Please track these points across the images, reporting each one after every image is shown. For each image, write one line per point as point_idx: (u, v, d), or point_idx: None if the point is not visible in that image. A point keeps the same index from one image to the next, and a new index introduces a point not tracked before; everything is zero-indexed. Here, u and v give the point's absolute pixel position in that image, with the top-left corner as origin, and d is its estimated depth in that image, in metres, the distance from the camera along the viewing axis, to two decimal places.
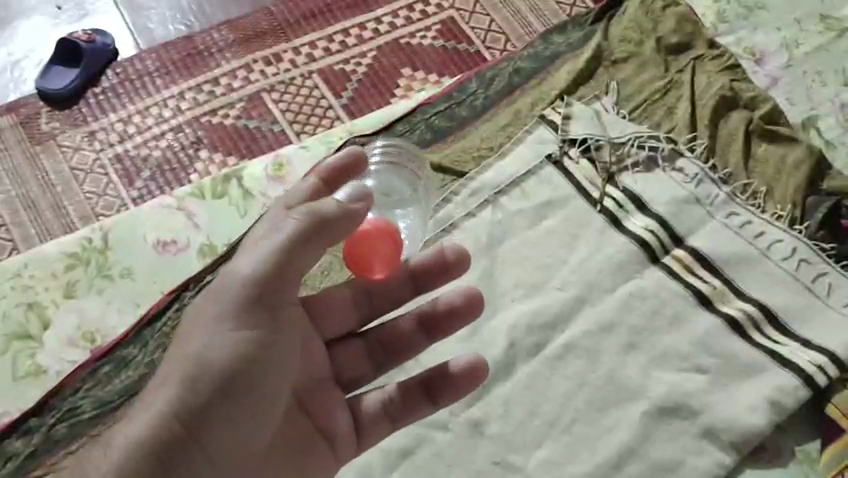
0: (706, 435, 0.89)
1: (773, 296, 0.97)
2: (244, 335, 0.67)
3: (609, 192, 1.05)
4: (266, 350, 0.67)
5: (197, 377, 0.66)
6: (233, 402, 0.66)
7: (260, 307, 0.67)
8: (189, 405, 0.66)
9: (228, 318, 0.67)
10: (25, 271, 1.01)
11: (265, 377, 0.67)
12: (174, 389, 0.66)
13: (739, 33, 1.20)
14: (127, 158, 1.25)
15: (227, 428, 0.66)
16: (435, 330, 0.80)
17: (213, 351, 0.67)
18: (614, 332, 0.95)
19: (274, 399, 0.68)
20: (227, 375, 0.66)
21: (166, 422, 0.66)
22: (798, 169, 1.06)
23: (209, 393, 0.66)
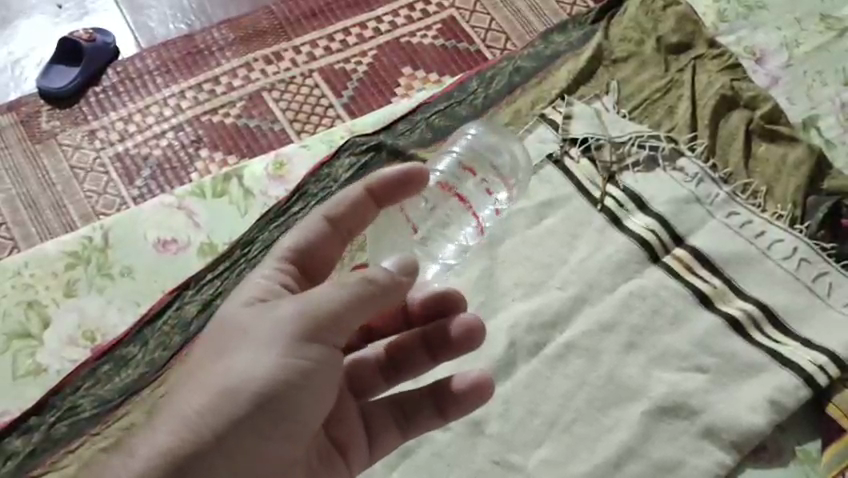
0: (706, 435, 0.89)
1: (773, 296, 0.97)
2: (295, 366, 0.61)
3: (609, 191, 1.05)
4: (312, 386, 0.62)
5: (233, 399, 0.61)
6: (266, 433, 0.61)
7: (312, 343, 0.61)
8: (221, 428, 0.60)
9: (277, 343, 0.61)
10: (25, 270, 1.01)
11: (303, 413, 0.62)
12: (204, 406, 0.61)
13: (739, 33, 1.20)
14: (128, 157, 1.25)
15: (250, 458, 0.61)
16: (441, 352, 0.73)
17: (255, 375, 0.61)
18: (614, 331, 0.95)
19: (301, 432, 0.63)
20: (268, 405, 0.61)
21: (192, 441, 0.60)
22: (798, 168, 1.06)
23: (245, 420, 0.61)
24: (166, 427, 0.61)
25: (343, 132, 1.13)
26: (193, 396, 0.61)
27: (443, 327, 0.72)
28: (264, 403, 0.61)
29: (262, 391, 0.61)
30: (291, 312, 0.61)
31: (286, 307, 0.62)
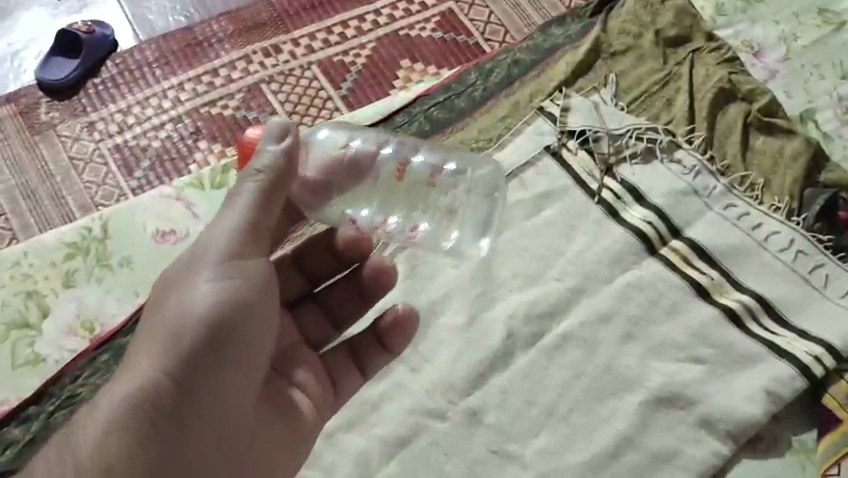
0: (703, 425, 0.89)
1: (770, 288, 0.98)
2: (230, 285, 0.68)
3: (607, 183, 1.06)
4: (246, 311, 0.69)
5: (177, 341, 0.67)
6: (213, 366, 0.68)
7: (238, 260, 0.69)
8: (170, 369, 0.67)
9: (205, 281, 0.68)
10: (25, 261, 1.02)
11: (246, 337, 0.69)
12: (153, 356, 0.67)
13: (737, 26, 1.20)
14: (127, 148, 1.25)
15: (207, 393, 0.67)
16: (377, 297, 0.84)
17: (192, 313, 0.68)
18: (612, 322, 0.96)
19: (252, 354, 0.70)
20: (217, 328, 0.68)
21: (146, 389, 0.66)
22: (795, 161, 1.06)
23: (190, 357, 0.67)
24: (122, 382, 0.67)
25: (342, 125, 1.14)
26: (141, 351, 0.68)
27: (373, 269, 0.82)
28: (206, 335, 0.67)
29: (201, 326, 0.67)
30: (207, 248, 0.69)
31: (203, 248, 0.69)
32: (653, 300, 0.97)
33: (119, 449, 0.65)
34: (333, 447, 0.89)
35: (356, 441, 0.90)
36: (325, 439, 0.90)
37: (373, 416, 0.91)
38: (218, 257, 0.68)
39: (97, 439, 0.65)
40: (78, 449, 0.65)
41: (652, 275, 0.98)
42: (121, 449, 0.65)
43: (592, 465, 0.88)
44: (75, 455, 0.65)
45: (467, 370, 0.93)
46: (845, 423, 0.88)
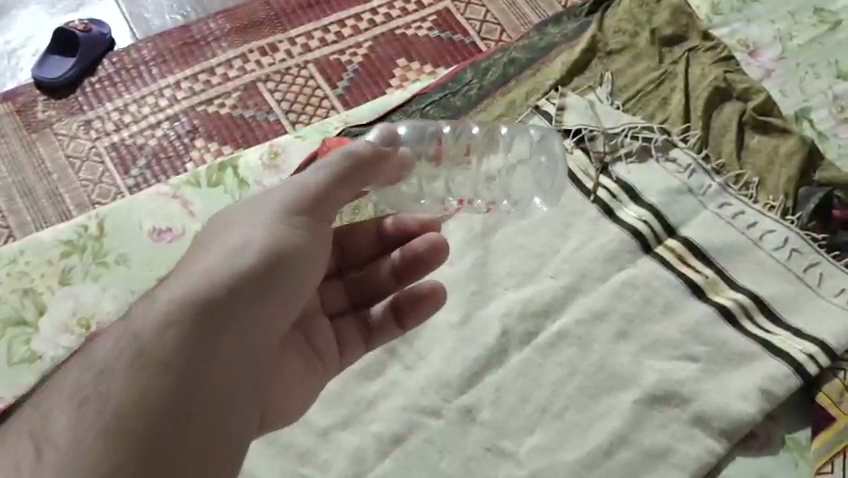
0: (696, 423, 0.90)
1: (764, 286, 0.98)
2: (289, 237, 0.68)
3: (602, 182, 1.06)
4: (303, 255, 0.69)
5: (237, 264, 0.66)
6: (267, 297, 0.67)
7: (301, 217, 0.70)
8: (229, 284, 0.65)
9: (273, 221, 0.69)
10: (21, 260, 1.02)
11: (288, 285, 0.69)
12: (209, 270, 0.66)
13: (733, 25, 1.21)
14: (123, 147, 1.26)
15: (257, 318, 0.66)
16: (406, 275, 0.85)
17: (254, 243, 0.68)
18: (607, 320, 0.96)
19: (288, 305, 0.69)
20: (269, 270, 0.67)
21: (204, 294, 0.64)
22: (790, 159, 1.06)
23: (249, 279, 0.66)
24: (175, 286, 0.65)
25: (338, 123, 1.14)
26: (192, 267, 0.67)
27: (412, 249, 0.84)
28: (267, 265, 0.67)
29: (263, 255, 0.67)
30: (277, 198, 0.70)
31: (271, 198, 0.70)
32: (647, 299, 0.97)
33: (176, 342, 0.62)
34: (329, 445, 0.90)
35: (352, 439, 0.90)
36: (320, 436, 0.90)
37: (369, 414, 0.92)
38: (287, 204, 0.70)
39: (151, 332, 0.62)
40: (131, 336, 0.62)
41: (647, 274, 0.98)
42: (177, 342, 0.62)
43: (586, 463, 0.88)
44: (125, 346, 0.62)
45: (462, 368, 0.94)
46: (838, 421, 0.88)
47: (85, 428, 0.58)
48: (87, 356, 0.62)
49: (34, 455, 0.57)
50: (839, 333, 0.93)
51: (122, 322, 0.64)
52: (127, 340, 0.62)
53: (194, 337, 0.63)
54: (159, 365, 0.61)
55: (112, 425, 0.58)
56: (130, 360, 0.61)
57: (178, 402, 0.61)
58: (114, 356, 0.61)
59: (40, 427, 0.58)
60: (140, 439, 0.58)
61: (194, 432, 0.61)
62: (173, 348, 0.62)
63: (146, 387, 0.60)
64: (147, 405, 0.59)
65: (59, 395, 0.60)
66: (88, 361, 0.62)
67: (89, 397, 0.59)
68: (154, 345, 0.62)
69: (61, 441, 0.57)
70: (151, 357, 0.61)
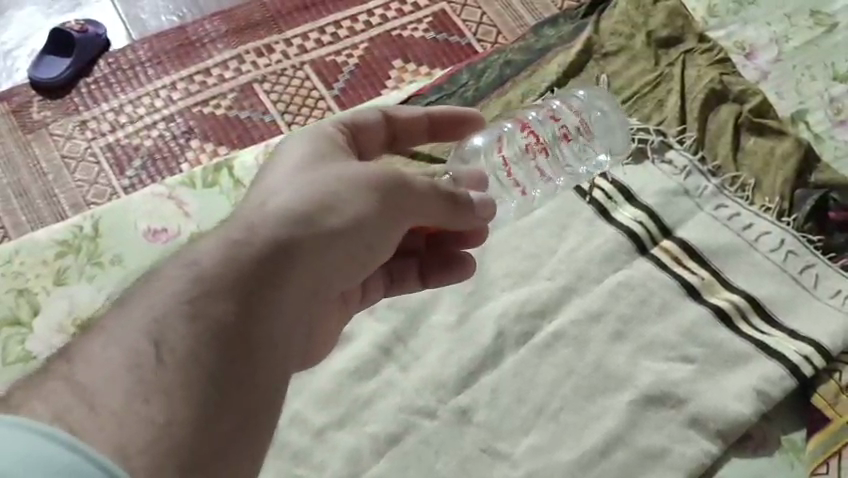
0: (692, 424, 0.89)
1: (759, 286, 0.98)
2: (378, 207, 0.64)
3: (599, 183, 1.05)
4: (386, 225, 0.65)
5: (326, 216, 0.62)
6: (342, 252, 0.63)
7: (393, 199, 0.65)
8: (307, 231, 0.61)
9: (366, 181, 0.64)
10: (15, 259, 1.02)
11: (366, 246, 0.65)
12: (301, 211, 0.61)
13: (728, 27, 1.21)
14: (119, 147, 1.25)
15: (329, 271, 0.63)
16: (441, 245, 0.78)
17: (344, 200, 0.63)
18: (602, 321, 0.96)
19: (357, 266, 0.65)
20: (354, 231, 0.63)
21: (296, 235, 0.60)
22: (787, 160, 1.06)
23: (335, 234, 0.62)
24: (267, 217, 0.60)
25: None
26: (280, 199, 0.62)
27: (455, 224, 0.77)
28: (351, 225, 0.63)
29: (350, 215, 0.63)
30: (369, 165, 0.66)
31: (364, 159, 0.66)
32: (643, 300, 0.97)
33: (270, 280, 0.58)
34: (324, 445, 0.90)
35: (348, 438, 0.90)
36: (316, 436, 0.90)
37: (364, 414, 0.91)
38: (380, 170, 0.65)
39: (247, 261, 0.58)
40: (230, 257, 0.58)
41: (642, 275, 0.98)
42: (269, 282, 0.58)
43: (582, 463, 0.88)
44: (223, 262, 0.57)
45: (457, 367, 0.93)
46: (834, 422, 0.88)
47: (191, 348, 0.53)
48: (182, 260, 0.57)
49: (145, 359, 0.52)
50: (835, 333, 0.93)
51: (211, 237, 0.59)
52: (225, 260, 0.57)
53: (283, 280, 0.59)
54: (255, 301, 0.57)
55: (214, 354, 0.54)
56: (229, 286, 0.57)
57: (264, 344, 0.57)
58: (215, 272, 0.56)
59: (145, 328, 0.53)
60: (235, 374, 0.55)
61: (271, 376, 0.58)
62: (267, 285, 0.58)
63: (246, 322, 0.56)
64: (246, 341, 0.56)
65: (160, 298, 0.55)
66: (186, 266, 0.57)
67: (194, 314, 0.54)
68: (251, 281, 0.57)
69: (170, 350, 0.52)
70: (244, 289, 0.57)
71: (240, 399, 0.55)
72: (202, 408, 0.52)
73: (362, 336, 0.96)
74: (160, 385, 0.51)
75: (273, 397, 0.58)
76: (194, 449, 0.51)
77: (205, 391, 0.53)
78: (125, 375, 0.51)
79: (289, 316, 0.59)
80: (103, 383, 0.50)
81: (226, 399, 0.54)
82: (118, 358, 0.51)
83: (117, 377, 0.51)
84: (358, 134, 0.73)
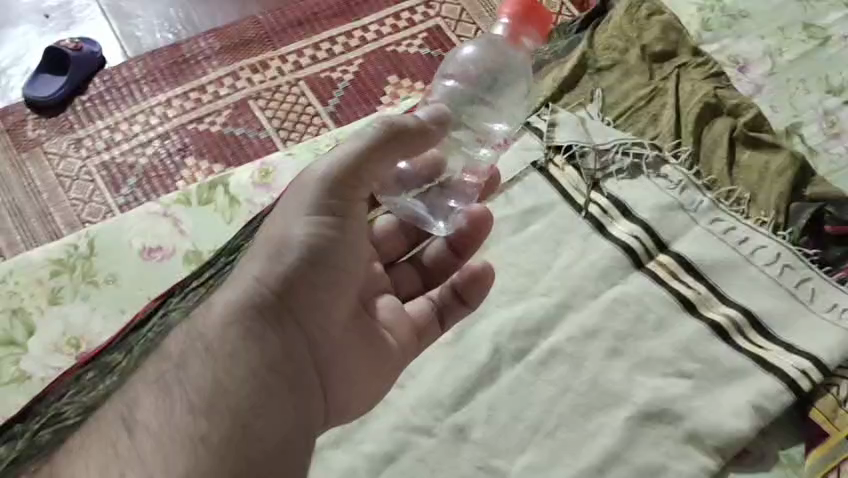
0: (689, 440, 0.89)
1: (756, 301, 0.98)
2: (321, 228, 0.74)
3: (593, 198, 1.06)
4: (338, 241, 0.75)
5: (281, 255, 0.73)
6: (314, 297, 0.74)
7: (335, 200, 0.74)
8: (272, 290, 0.73)
9: (303, 208, 0.74)
10: (10, 278, 1.01)
11: (336, 270, 0.74)
12: (261, 271, 0.73)
13: (722, 41, 1.21)
14: (114, 165, 1.25)
15: (311, 313, 0.74)
16: (463, 296, 0.87)
17: (293, 237, 0.74)
18: (598, 337, 0.96)
19: (339, 292, 0.75)
20: (313, 261, 0.74)
21: (258, 292, 0.72)
22: (782, 175, 1.06)
23: (293, 277, 0.73)
24: (225, 290, 0.73)
25: (328, 140, 1.14)
26: (242, 275, 0.73)
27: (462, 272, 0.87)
28: (308, 261, 0.73)
29: (300, 249, 0.73)
30: (306, 188, 0.75)
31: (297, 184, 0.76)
32: (641, 316, 0.97)
33: (241, 337, 0.70)
34: (319, 465, 0.90)
35: (344, 458, 0.90)
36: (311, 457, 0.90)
37: (362, 433, 0.91)
38: (314, 196, 0.74)
39: (214, 331, 0.70)
40: (198, 336, 0.70)
41: (639, 291, 0.98)
42: (246, 335, 0.71)
43: None
44: (192, 342, 0.70)
45: (453, 386, 0.93)
46: (832, 436, 0.89)
47: (164, 419, 0.66)
48: (161, 355, 0.70)
49: (121, 440, 0.65)
50: (832, 348, 0.93)
51: (180, 331, 0.72)
52: (190, 339, 0.70)
53: (248, 330, 0.71)
54: (227, 357, 0.69)
55: (187, 412, 0.67)
56: (202, 351, 0.69)
57: (250, 385, 0.69)
58: (182, 349, 0.70)
59: (120, 415, 0.67)
60: (220, 416, 0.67)
61: (264, 421, 0.68)
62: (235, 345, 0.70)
63: (222, 377, 0.68)
64: (222, 391, 0.68)
65: (141, 384, 0.69)
66: (162, 356, 0.70)
67: (165, 389, 0.68)
68: (220, 342, 0.70)
69: (143, 426, 0.66)
70: (216, 349, 0.69)
71: (231, 442, 0.66)
72: (191, 455, 0.64)
73: None
74: (135, 455, 0.64)
75: (277, 434, 0.69)
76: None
77: (189, 442, 0.65)
78: (105, 451, 0.65)
79: (270, 364, 0.71)
80: (82, 469, 0.64)
81: (214, 445, 0.65)
82: (100, 448, 0.65)
83: (96, 461, 0.65)
84: (333, 194, 0.74)
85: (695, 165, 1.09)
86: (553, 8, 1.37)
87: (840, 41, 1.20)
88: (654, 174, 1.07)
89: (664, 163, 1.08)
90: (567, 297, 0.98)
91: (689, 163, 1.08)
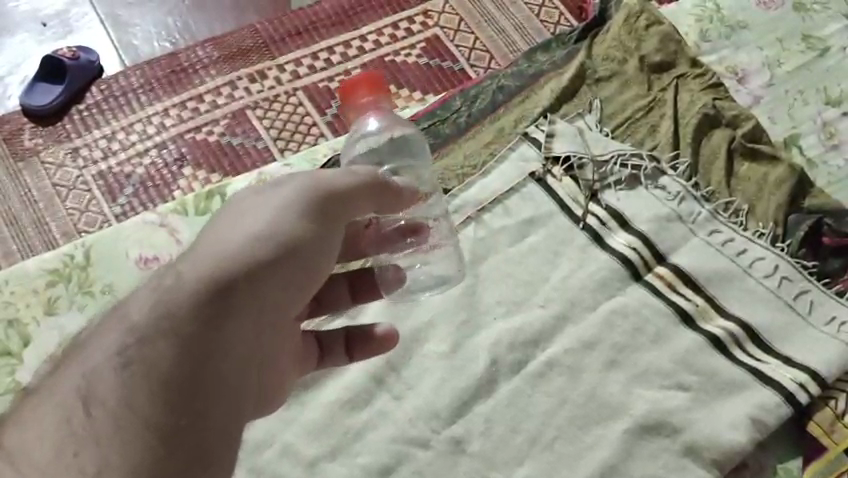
0: (687, 453, 0.89)
1: (754, 313, 0.97)
2: (306, 230, 0.65)
3: (592, 209, 1.06)
4: (320, 246, 0.66)
5: (261, 245, 0.63)
6: (284, 289, 0.64)
7: (325, 210, 0.66)
8: (251, 274, 0.61)
9: (293, 204, 0.65)
10: (6, 287, 1.01)
11: (308, 268, 0.66)
12: (241, 254, 0.62)
13: (721, 51, 1.21)
14: (111, 175, 1.25)
15: (275, 307, 0.64)
16: (355, 349, 0.82)
17: (280, 228, 0.64)
18: (596, 349, 0.95)
19: (302, 289, 0.66)
20: (292, 259, 0.64)
21: (236, 267, 0.61)
22: (780, 187, 1.06)
23: (272, 261, 0.63)
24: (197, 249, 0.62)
25: (328, 148, 1.13)
26: (216, 242, 0.62)
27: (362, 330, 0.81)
28: (287, 254, 0.63)
29: (283, 243, 0.63)
30: (294, 187, 0.66)
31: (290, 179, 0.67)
32: (641, 328, 0.96)
33: (213, 319, 0.59)
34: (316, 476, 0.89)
35: (341, 470, 0.89)
36: (308, 468, 0.90)
37: (358, 444, 0.91)
38: (303, 198, 0.66)
39: (185, 310, 0.59)
40: (163, 306, 0.59)
41: (638, 302, 0.98)
42: (215, 323, 0.59)
43: None
44: (158, 310, 0.58)
45: (451, 397, 0.93)
46: (830, 450, 0.89)
47: (123, 398, 0.55)
48: (119, 316, 0.59)
49: (76, 415, 0.54)
50: (831, 360, 0.93)
51: (143, 291, 0.60)
52: (160, 304, 0.59)
53: (225, 319, 0.60)
54: (196, 344, 0.58)
55: (148, 397, 0.56)
56: (165, 331, 0.58)
57: (213, 378, 0.59)
58: (147, 322, 0.58)
59: (78, 387, 0.56)
60: (178, 406, 0.57)
61: (220, 410, 0.60)
62: (205, 325, 0.59)
63: (187, 368, 0.58)
64: (187, 380, 0.58)
65: (95, 355, 0.57)
66: (123, 321, 0.59)
67: (124, 363, 0.56)
68: (187, 325, 0.58)
69: (100, 405, 0.55)
70: (178, 332, 0.58)
71: (193, 432, 0.57)
72: (145, 449, 0.55)
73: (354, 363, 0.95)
74: (90, 436, 0.53)
75: (223, 432, 0.60)
76: None
77: (140, 430, 0.55)
78: (55, 432, 0.54)
79: (237, 357, 0.61)
80: (35, 441, 0.53)
81: (177, 436, 0.56)
82: (49, 422, 0.54)
83: (44, 436, 0.54)
84: (324, 203, 0.66)
85: (694, 175, 1.09)
86: (552, 18, 1.37)
87: (839, 52, 1.20)
88: (653, 185, 1.07)
89: (663, 173, 1.07)
90: (566, 310, 0.98)
91: (687, 174, 1.08)
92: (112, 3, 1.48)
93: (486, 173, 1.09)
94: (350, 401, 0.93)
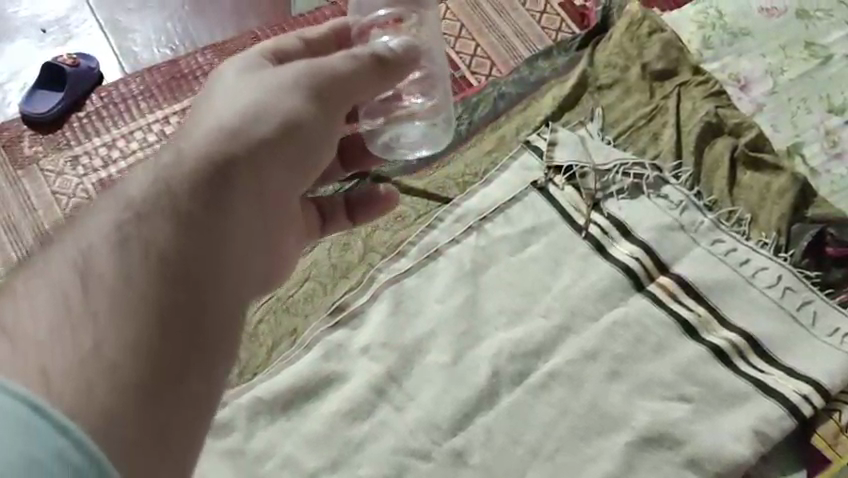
0: (689, 465, 0.88)
1: (756, 324, 0.97)
2: (298, 114, 0.66)
3: (593, 217, 1.05)
4: (312, 129, 0.67)
5: (254, 126, 0.63)
6: (279, 170, 0.64)
7: (317, 95, 0.67)
8: (247, 151, 0.62)
9: (286, 87, 0.67)
10: None
11: (299, 152, 0.66)
12: (236, 130, 0.63)
13: (723, 59, 1.20)
14: (112, 183, 1.23)
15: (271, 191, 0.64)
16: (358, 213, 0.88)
17: (273, 110, 0.65)
18: (597, 360, 0.95)
19: (294, 174, 0.66)
20: (285, 139, 0.65)
21: (235, 145, 0.61)
22: (783, 196, 1.06)
23: (271, 142, 0.64)
24: (195, 135, 0.62)
25: None
26: (209, 122, 0.63)
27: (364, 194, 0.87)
28: (281, 133, 0.65)
29: (278, 122, 0.65)
30: (283, 73, 0.67)
31: (283, 69, 0.68)
32: (643, 339, 0.96)
33: (213, 197, 0.57)
34: None
35: None
36: None
37: (359, 456, 0.90)
38: (293, 83, 0.67)
39: (184, 188, 0.56)
40: (162, 183, 0.56)
41: (639, 313, 0.98)
42: (215, 198, 0.58)
43: None
44: (158, 188, 0.56)
45: (451, 408, 0.92)
46: (836, 463, 0.89)
47: (122, 269, 0.50)
48: (109, 195, 0.55)
49: (72, 288, 0.49)
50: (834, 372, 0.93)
51: (137, 173, 0.57)
52: (156, 186, 0.56)
53: (225, 196, 0.58)
54: (198, 222, 0.55)
55: (151, 268, 0.51)
56: (165, 208, 0.55)
57: (217, 256, 0.56)
58: (144, 198, 0.55)
59: (71, 260, 0.50)
60: (182, 284, 0.52)
61: (224, 294, 0.56)
62: (207, 204, 0.57)
63: (189, 243, 0.54)
64: (193, 256, 0.54)
65: (83, 235, 0.52)
66: (116, 198, 0.55)
67: (120, 238, 0.52)
68: (188, 201, 0.56)
69: (98, 278, 0.49)
70: (178, 208, 0.55)
71: (193, 316, 0.52)
72: (149, 325, 0.49)
73: (355, 375, 0.95)
74: (90, 314, 0.48)
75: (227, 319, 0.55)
76: (139, 368, 0.48)
77: (141, 304, 0.50)
78: (48, 304, 0.48)
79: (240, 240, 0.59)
80: (29, 312, 0.47)
81: (178, 314, 0.51)
82: (41, 294, 0.48)
83: (35, 308, 0.48)
84: (317, 88, 0.67)
85: (698, 185, 1.08)
86: (552, 26, 1.36)
87: (842, 59, 1.19)
88: (655, 193, 1.06)
89: (666, 182, 1.07)
90: (568, 321, 0.98)
91: (690, 184, 1.08)
92: (111, 9, 1.48)
93: (486, 182, 1.09)
94: (350, 412, 0.92)
